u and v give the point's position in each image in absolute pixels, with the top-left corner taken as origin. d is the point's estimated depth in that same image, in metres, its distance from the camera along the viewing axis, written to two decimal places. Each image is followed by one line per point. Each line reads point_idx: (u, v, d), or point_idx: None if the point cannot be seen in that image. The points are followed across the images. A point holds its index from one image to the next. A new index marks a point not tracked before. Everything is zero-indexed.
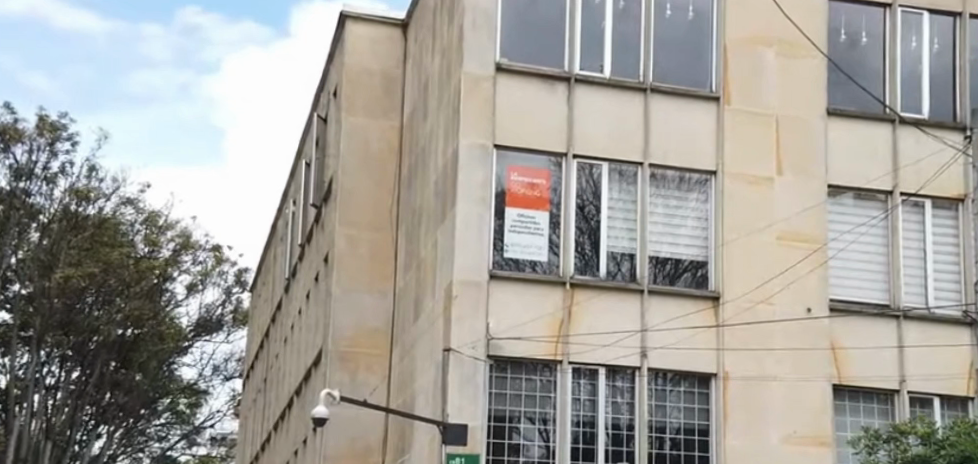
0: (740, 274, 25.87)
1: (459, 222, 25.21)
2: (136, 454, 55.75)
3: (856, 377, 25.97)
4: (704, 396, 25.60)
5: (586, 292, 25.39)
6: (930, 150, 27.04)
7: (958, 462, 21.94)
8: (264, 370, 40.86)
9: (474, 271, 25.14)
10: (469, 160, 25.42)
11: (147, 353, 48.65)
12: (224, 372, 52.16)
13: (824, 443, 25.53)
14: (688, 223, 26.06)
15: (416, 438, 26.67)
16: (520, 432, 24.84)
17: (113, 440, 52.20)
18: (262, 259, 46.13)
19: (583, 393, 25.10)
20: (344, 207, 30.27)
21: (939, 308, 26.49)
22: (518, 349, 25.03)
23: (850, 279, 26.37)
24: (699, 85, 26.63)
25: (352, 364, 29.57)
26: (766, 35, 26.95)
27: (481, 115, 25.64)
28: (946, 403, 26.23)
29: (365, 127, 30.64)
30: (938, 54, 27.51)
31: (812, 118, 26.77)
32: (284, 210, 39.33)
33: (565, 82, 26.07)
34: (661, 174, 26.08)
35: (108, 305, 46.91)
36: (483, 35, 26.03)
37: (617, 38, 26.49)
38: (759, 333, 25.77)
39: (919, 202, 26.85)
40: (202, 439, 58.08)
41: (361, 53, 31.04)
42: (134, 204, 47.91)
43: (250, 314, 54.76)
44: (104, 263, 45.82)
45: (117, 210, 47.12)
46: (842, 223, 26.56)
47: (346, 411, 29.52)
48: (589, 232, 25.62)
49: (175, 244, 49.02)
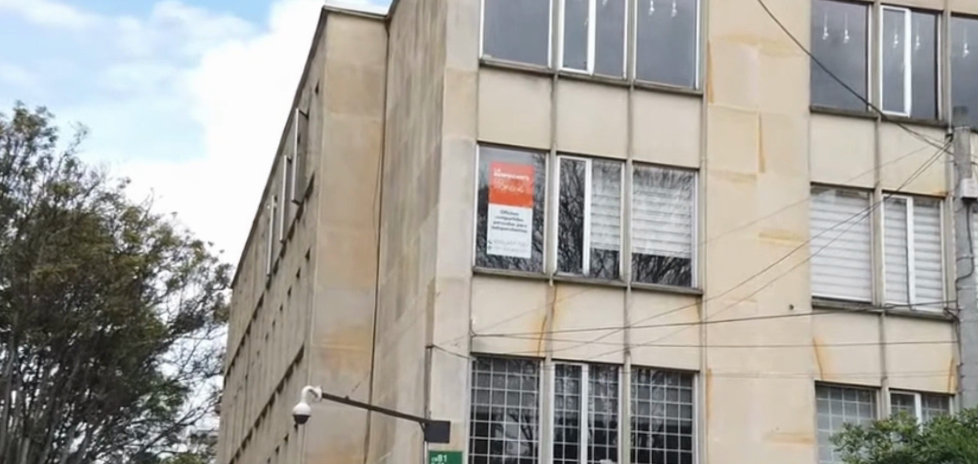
0: (722, 271, 25.91)
1: (442, 218, 25.19)
2: (115, 451, 55.50)
3: (837, 374, 26.07)
4: (687, 393, 25.65)
5: (570, 289, 25.38)
6: (912, 148, 27.15)
7: (939, 459, 21.35)
8: (247, 368, 40.72)
9: (457, 267, 25.11)
10: (452, 157, 25.38)
11: (126, 349, 48.48)
12: (204, 369, 52.01)
13: (806, 440, 25.64)
14: (671, 220, 26.09)
15: (399, 435, 26.64)
16: (503, 429, 24.82)
17: (92, 437, 52.04)
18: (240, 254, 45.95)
19: (566, 390, 25.10)
20: (326, 204, 30.20)
21: (920, 305, 26.60)
22: (501, 346, 25.03)
23: (832, 276, 26.45)
24: (683, 82, 26.66)
25: (333, 359, 29.62)
26: (749, 33, 26.99)
27: (464, 111, 25.61)
28: (927, 400, 26.38)
29: (348, 123, 30.57)
30: (920, 52, 27.61)
31: (794, 115, 26.83)
32: (266, 206, 39.22)
33: (549, 79, 26.05)
34: (644, 171, 26.11)
35: (87, 301, 46.63)
36: (466, 31, 26.00)
37: (601, 35, 26.50)
38: (741, 330, 25.82)
39: (901, 200, 26.96)
40: (182, 436, 57.98)
41: (343, 49, 30.96)
42: (112, 200, 47.64)
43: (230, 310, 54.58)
44: (82, 259, 45.56)
45: (95, 206, 46.90)
46: (824, 220, 26.65)
47: (328, 408, 29.46)
48: (572, 229, 25.62)
49: (154, 240, 49.03)
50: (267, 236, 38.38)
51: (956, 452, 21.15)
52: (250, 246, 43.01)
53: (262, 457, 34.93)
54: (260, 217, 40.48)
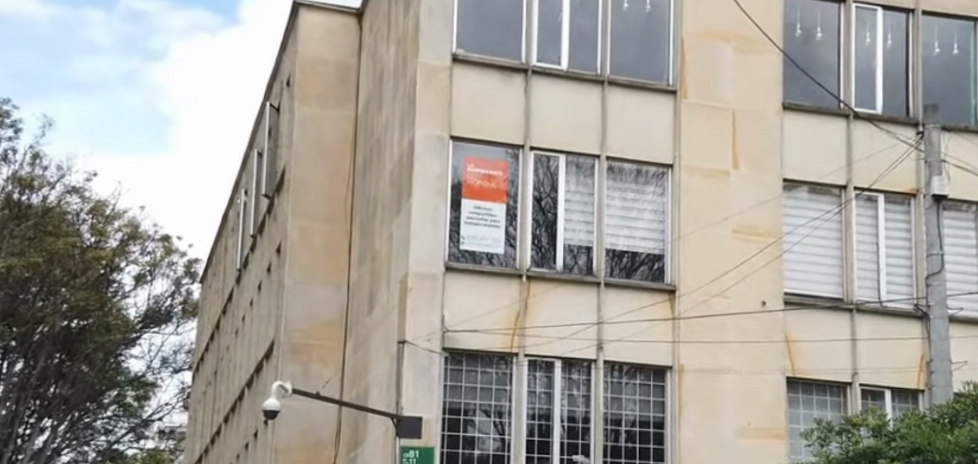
0: (695, 267, 25.96)
1: (416, 214, 25.10)
2: (80, 447, 54.72)
3: (809, 370, 26.17)
4: (660, 389, 25.68)
5: (543, 285, 25.35)
6: (883, 146, 27.26)
7: (909, 454, 20.63)
8: (215, 363, 40.45)
9: (429, 263, 25.02)
10: (425, 151, 25.29)
11: (93, 344, 48.19)
12: (172, 365, 51.65)
13: (777, 436, 25.73)
14: (644, 216, 26.11)
15: (370, 431, 26.52)
16: (474, 425, 24.76)
17: (57, 433, 51.76)
18: (212, 250, 45.61)
19: (539, 386, 25.08)
20: (296, 198, 30.09)
21: (891, 302, 26.72)
22: (474, 342, 24.97)
23: (803, 272, 26.55)
24: (656, 78, 26.69)
25: (304, 355, 29.49)
26: (722, 30, 27.05)
27: (437, 106, 25.52)
28: (898, 396, 26.53)
29: (320, 117, 30.44)
30: (891, 50, 27.76)
31: (766, 112, 26.92)
32: (236, 200, 39.03)
33: (522, 74, 26.00)
34: (618, 167, 26.12)
35: (52, 295, 46.24)
36: (440, 25, 25.91)
37: (575, 30, 26.47)
38: (713, 326, 25.88)
39: (872, 197, 27.07)
40: (151, 432, 57.22)
41: (314, 42, 30.81)
42: (79, 193, 47.18)
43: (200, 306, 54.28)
44: (48, 253, 44.97)
45: (62, 199, 46.39)
46: (796, 217, 26.73)
47: (296, 404, 29.34)
48: (546, 225, 25.58)
49: (122, 234, 48.68)
50: (237, 230, 38.15)
51: (925, 447, 20.33)
52: (220, 240, 42.74)
53: (233, 453, 34.59)
54: (230, 211, 40.27)
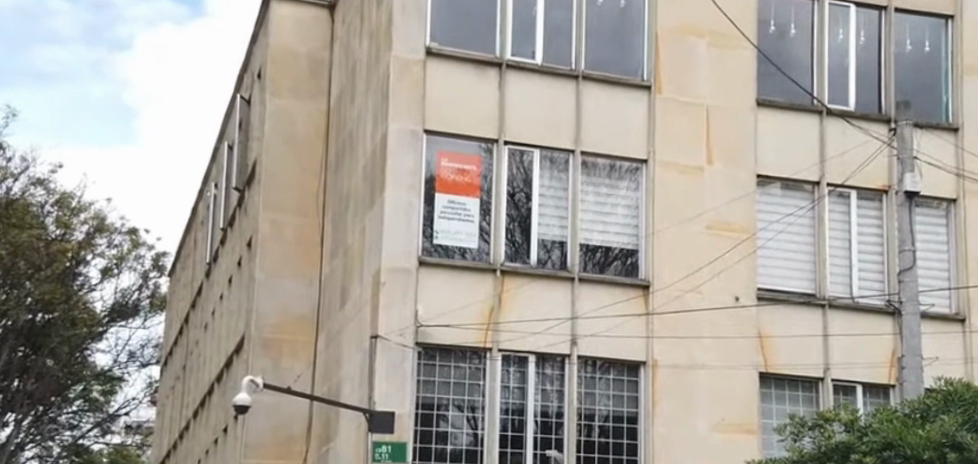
0: (668, 262, 25.97)
1: (389, 207, 24.93)
2: (45, 443, 54.41)
3: (780, 365, 26.24)
4: (633, 383, 25.66)
5: (517, 279, 25.26)
6: (855, 142, 27.37)
7: (881, 450, 20.03)
8: (184, 358, 40.20)
9: (403, 257, 24.86)
10: (399, 145, 25.14)
11: (59, 338, 47.85)
12: (140, 359, 51.32)
13: (751, 431, 25.77)
14: (618, 211, 26.07)
15: (343, 425, 26.38)
16: (447, 420, 24.63)
17: (21, 428, 51.47)
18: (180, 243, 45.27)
19: (512, 381, 24.99)
20: (267, 190, 30.04)
21: (863, 298, 26.85)
22: (448, 336, 24.84)
23: (775, 268, 26.63)
24: (630, 74, 26.67)
25: (276, 349, 29.50)
26: (696, 25, 27.07)
27: (411, 100, 25.37)
28: (869, 391, 26.64)
29: (292, 109, 30.43)
30: (864, 47, 27.87)
31: (740, 108, 26.96)
32: (205, 193, 38.86)
33: (497, 68, 25.87)
34: (591, 162, 26.05)
35: (17, 288, 45.68)
36: (413, 18, 25.75)
37: (550, 25, 26.38)
38: (686, 321, 25.87)
39: (844, 193, 27.18)
40: (117, 427, 56.77)
41: (286, 34, 30.83)
42: (43, 185, 46.72)
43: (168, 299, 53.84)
44: (12, 246, 44.12)
45: (26, 192, 45.89)
46: (769, 212, 26.83)
47: (268, 398, 29.39)
48: (519, 220, 25.49)
49: (88, 226, 48.15)
50: (207, 223, 37.95)
51: (897, 442, 19.83)
52: (188, 233, 42.42)
53: (203, 448, 34.49)
54: (199, 205, 40.03)
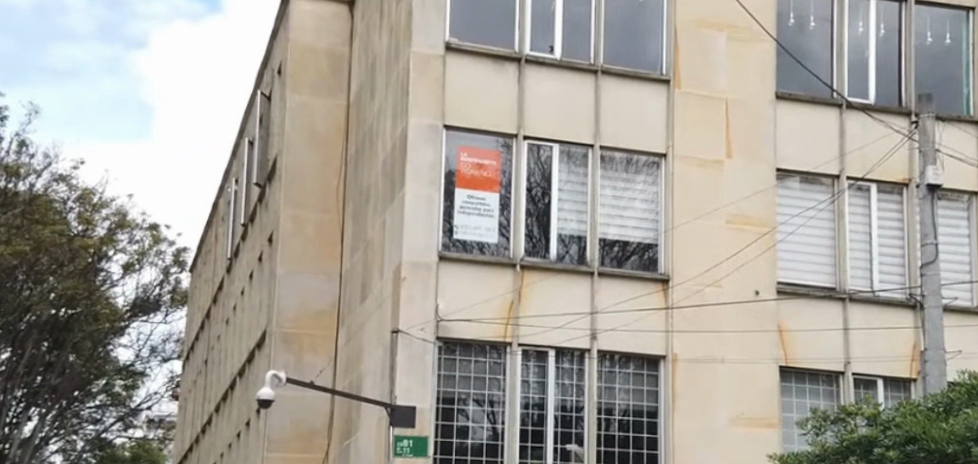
0: (688, 257, 25.94)
1: (409, 202, 24.98)
2: (68, 437, 55.20)
3: (800, 359, 26.20)
4: (653, 378, 25.64)
5: (537, 274, 25.26)
6: (875, 135, 27.34)
7: (904, 443, 19.87)
8: (206, 351, 40.38)
9: (423, 253, 24.90)
10: (418, 139, 25.16)
11: (81, 333, 48.48)
12: (161, 354, 51.42)
13: (770, 424, 25.76)
14: (636, 205, 26.06)
15: (363, 420, 26.51)
16: (467, 415, 24.68)
17: (45, 422, 51.80)
18: (202, 238, 45.52)
19: (531, 375, 25.01)
20: (289, 186, 30.29)
21: (883, 291, 26.81)
22: (467, 331, 24.87)
23: (795, 262, 26.61)
24: (649, 68, 26.64)
25: (297, 345, 29.70)
26: (716, 19, 27.03)
27: (431, 94, 25.38)
28: (889, 385, 26.62)
29: (312, 106, 30.65)
30: (884, 39, 27.87)
31: (760, 101, 26.93)
32: (226, 189, 39.10)
33: (516, 63, 25.87)
34: (608, 156, 26.05)
35: (39, 283, 45.84)
36: (433, 14, 25.79)
37: (569, 19, 26.39)
38: (705, 315, 25.84)
39: (864, 186, 27.15)
40: (139, 421, 57.42)
41: (305, 30, 31.05)
42: (66, 181, 46.99)
43: (190, 294, 54.17)
44: (35, 242, 44.36)
45: (48, 188, 46.14)
46: (788, 206, 26.81)
47: (291, 393, 29.70)
48: (537, 215, 25.52)
49: (110, 222, 48.39)
50: (228, 219, 38.18)
51: (920, 435, 19.61)
52: (209, 228, 42.64)
53: (224, 443, 34.78)
54: (220, 200, 40.14)
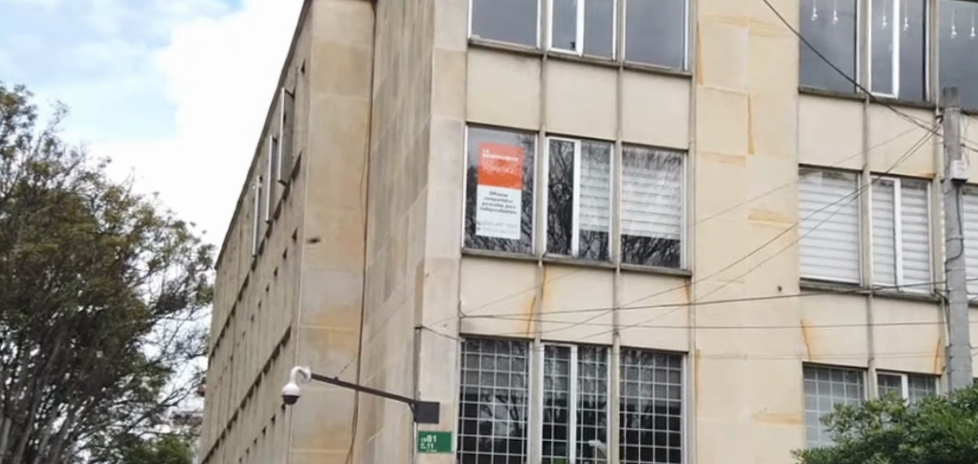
0: (711, 253, 25.91)
1: (432, 199, 25.03)
2: (96, 432, 55.45)
3: (824, 355, 26.11)
4: (676, 374, 25.61)
5: (559, 270, 25.28)
6: (899, 130, 27.27)
7: (929, 439, 19.71)
8: (231, 348, 40.58)
9: (445, 249, 24.96)
10: (441, 136, 25.22)
11: (109, 330, 48.59)
12: (187, 350, 51.67)
13: (793, 420, 25.70)
14: (657, 201, 26.05)
15: (386, 417, 26.62)
16: (489, 411, 24.72)
17: (75, 418, 52.00)
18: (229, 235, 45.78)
19: (554, 371, 25.02)
20: (313, 183, 30.52)
21: (907, 286, 26.77)
22: (490, 327, 24.92)
23: (819, 258, 26.56)
24: (671, 64, 26.63)
25: (322, 340, 29.92)
26: (738, 15, 27.01)
27: (453, 92, 25.43)
28: (915, 381, 26.50)
29: (336, 102, 30.85)
30: (908, 33, 27.78)
31: (783, 97, 26.88)
32: (251, 186, 39.33)
33: (538, 60, 25.90)
34: (630, 152, 26.04)
35: (68, 281, 46.40)
36: (455, 11, 25.83)
37: (591, 15, 26.40)
38: (728, 312, 25.81)
39: (887, 182, 27.08)
40: (165, 417, 57.69)
41: (329, 28, 31.28)
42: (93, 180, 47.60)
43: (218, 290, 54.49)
44: (62, 239, 45.34)
45: (76, 186, 46.85)
46: (812, 202, 26.73)
47: (315, 388, 29.97)
48: (559, 211, 25.55)
49: (137, 219, 48.82)
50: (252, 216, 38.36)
51: (945, 431, 19.44)
52: (234, 226, 42.83)
53: (250, 439, 35.01)
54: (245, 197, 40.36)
